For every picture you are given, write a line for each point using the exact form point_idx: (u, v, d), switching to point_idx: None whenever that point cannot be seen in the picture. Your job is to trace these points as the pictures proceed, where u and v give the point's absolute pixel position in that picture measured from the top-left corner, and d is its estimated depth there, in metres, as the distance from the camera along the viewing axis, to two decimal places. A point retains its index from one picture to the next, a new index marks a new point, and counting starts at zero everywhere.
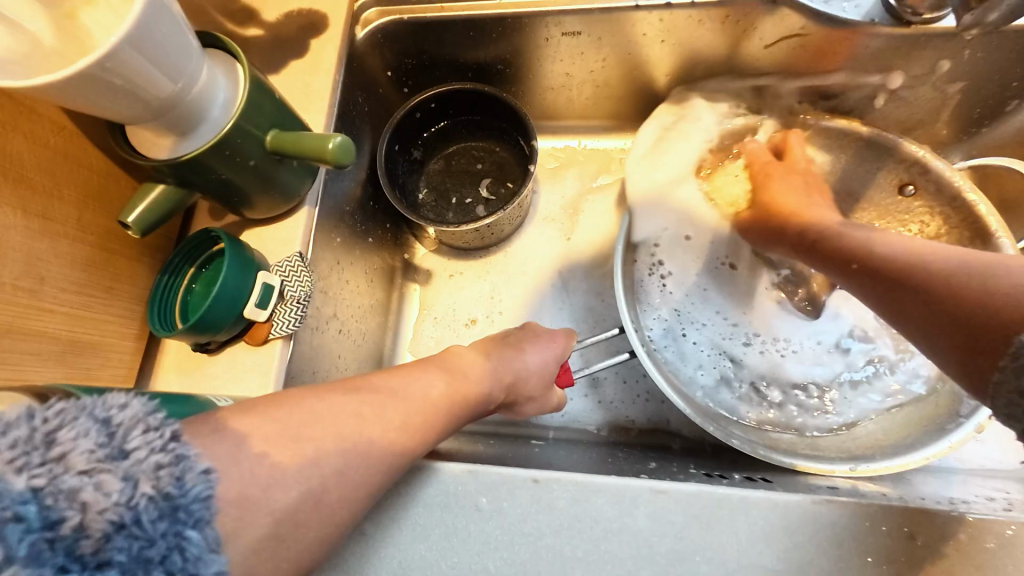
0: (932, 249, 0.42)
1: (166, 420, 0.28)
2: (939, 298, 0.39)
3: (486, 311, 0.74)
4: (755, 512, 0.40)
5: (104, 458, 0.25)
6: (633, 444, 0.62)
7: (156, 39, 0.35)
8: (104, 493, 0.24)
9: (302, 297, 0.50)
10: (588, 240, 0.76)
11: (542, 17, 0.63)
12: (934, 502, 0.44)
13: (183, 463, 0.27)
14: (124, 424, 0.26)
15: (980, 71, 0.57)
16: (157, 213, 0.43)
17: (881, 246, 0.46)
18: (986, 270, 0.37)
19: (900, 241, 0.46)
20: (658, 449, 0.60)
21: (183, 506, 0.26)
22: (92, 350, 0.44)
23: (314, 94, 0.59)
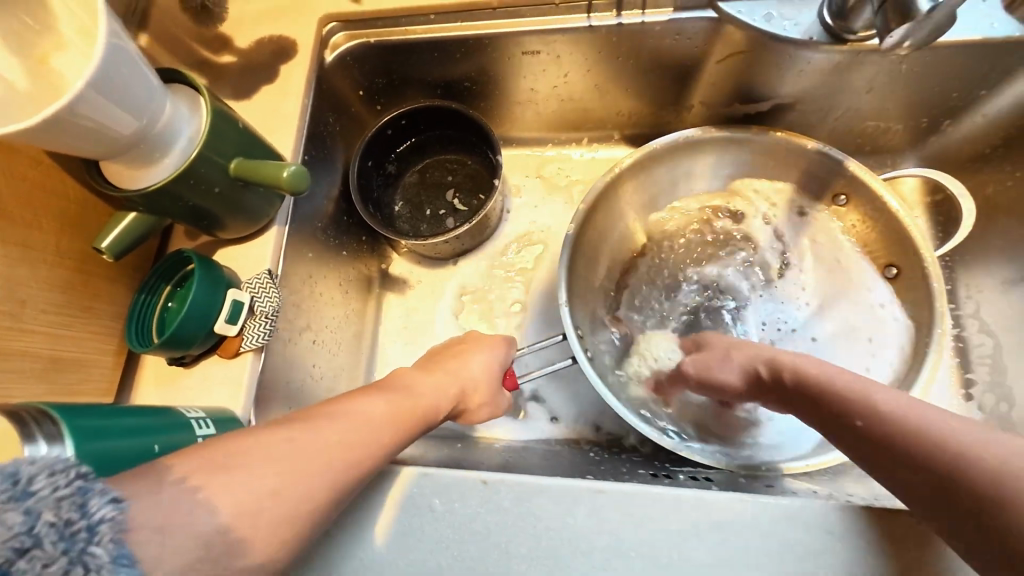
0: (927, 412, 0.38)
1: (76, 463, 0.28)
2: (938, 472, 0.35)
3: (456, 319, 0.77)
4: (684, 509, 0.43)
5: (6, 498, 0.25)
6: (595, 445, 0.65)
7: (117, 81, 0.38)
8: (6, 526, 0.25)
9: (270, 311, 0.53)
10: (554, 247, 0.79)
11: (503, 38, 0.66)
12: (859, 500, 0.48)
13: (87, 493, 0.27)
14: (29, 471, 0.26)
15: (921, 82, 0.60)
16: (129, 239, 0.46)
17: (877, 395, 0.40)
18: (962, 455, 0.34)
19: (892, 394, 0.40)
20: (619, 450, 0.63)
21: (86, 530, 0.26)
22: (72, 365, 0.47)
23: (284, 117, 0.62)
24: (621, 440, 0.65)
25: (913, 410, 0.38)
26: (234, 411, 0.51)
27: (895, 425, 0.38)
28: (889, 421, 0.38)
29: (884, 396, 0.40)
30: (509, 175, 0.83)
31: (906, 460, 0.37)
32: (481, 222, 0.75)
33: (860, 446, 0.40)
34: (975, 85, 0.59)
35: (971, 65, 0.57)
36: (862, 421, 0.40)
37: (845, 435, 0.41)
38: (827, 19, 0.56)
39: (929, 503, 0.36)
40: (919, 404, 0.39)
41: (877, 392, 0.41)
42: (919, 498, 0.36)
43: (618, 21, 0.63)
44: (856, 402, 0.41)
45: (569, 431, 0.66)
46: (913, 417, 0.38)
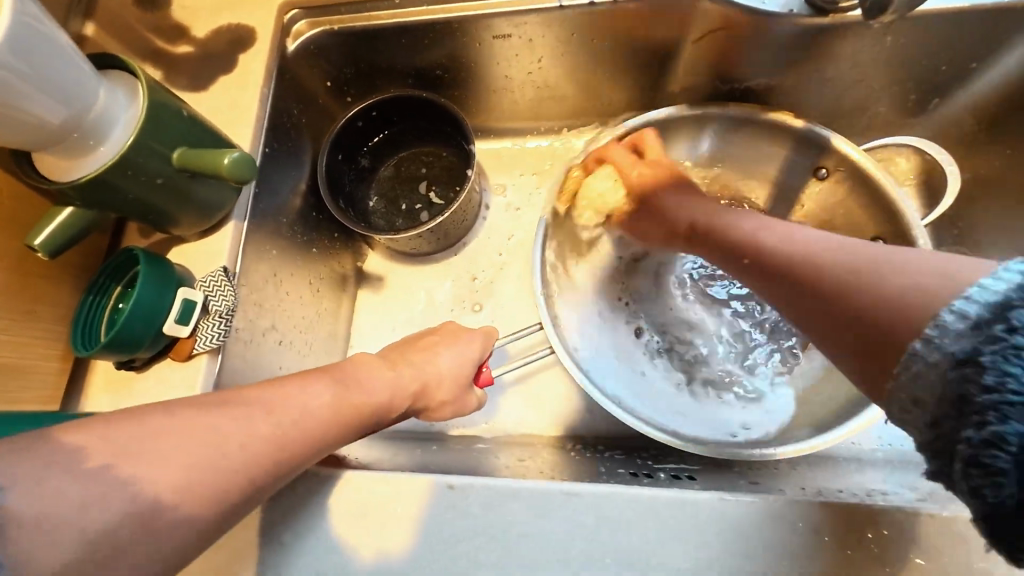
0: (815, 243, 0.42)
1: None
2: (858, 306, 0.37)
3: (434, 318, 0.74)
4: (662, 510, 0.40)
5: None
6: (577, 445, 0.62)
7: (33, 63, 0.36)
8: None
9: (225, 311, 0.50)
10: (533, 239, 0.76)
11: (472, 21, 0.64)
12: (846, 495, 0.46)
13: None
14: None
15: (909, 56, 0.57)
16: (65, 234, 0.44)
17: (764, 241, 0.46)
18: (870, 265, 0.37)
19: (779, 233, 0.45)
20: (602, 450, 0.60)
21: None
22: (8, 371, 0.44)
23: (243, 109, 0.59)
24: (605, 438, 0.62)
25: (812, 247, 0.42)
26: None
27: (805, 271, 0.41)
28: (813, 258, 0.41)
29: (802, 242, 0.43)
30: (486, 168, 0.80)
31: (829, 295, 0.39)
32: (456, 214, 0.72)
33: (813, 302, 0.40)
34: (964, 58, 0.56)
35: (959, 36, 0.54)
36: (749, 259, 0.46)
37: (768, 283, 0.44)
38: None
39: (863, 353, 0.37)
40: (842, 243, 0.41)
41: (762, 234, 0.46)
42: (828, 335, 0.39)
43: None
44: (772, 257, 0.44)
45: (550, 431, 0.63)
46: (879, 266, 0.37)
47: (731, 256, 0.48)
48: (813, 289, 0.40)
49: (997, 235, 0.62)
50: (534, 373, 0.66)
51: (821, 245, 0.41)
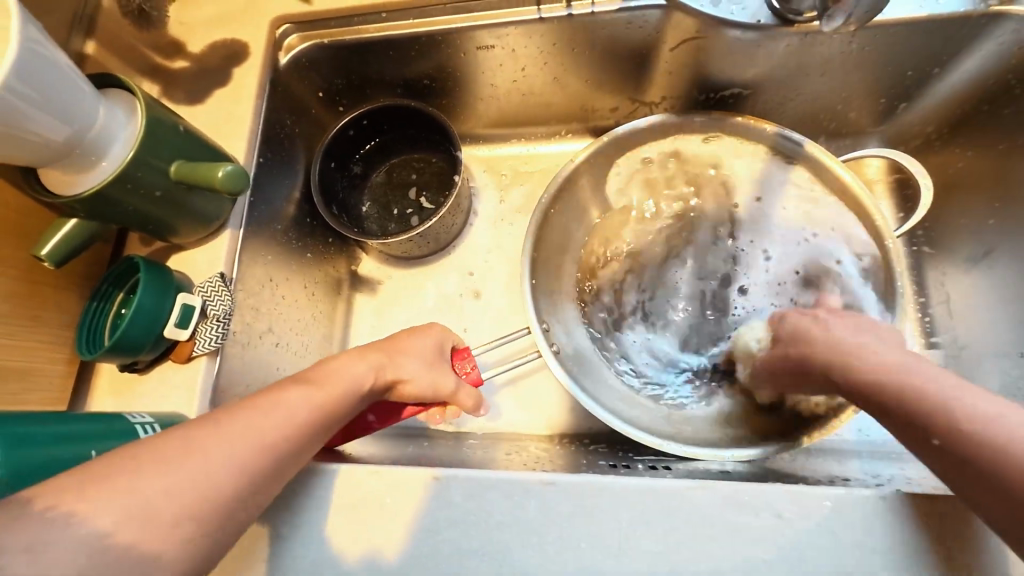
0: (965, 407, 0.36)
1: None
2: (969, 453, 0.35)
3: (426, 319, 0.77)
4: (634, 498, 0.43)
5: None
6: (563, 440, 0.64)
7: (39, 87, 0.38)
8: None
9: (223, 314, 0.53)
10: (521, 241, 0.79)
11: (456, 34, 0.66)
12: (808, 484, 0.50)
13: None
14: None
15: (874, 62, 0.59)
16: (70, 245, 0.46)
17: (910, 389, 0.39)
18: (990, 420, 0.35)
19: (942, 376, 0.39)
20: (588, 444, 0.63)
21: None
22: (18, 375, 0.47)
23: (238, 121, 0.62)
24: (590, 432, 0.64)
25: (1016, 433, 0.34)
26: (188, 416, 0.51)
27: (980, 440, 0.35)
28: (934, 406, 0.38)
29: (873, 360, 0.43)
30: (475, 173, 0.82)
31: (945, 443, 0.36)
32: (446, 218, 0.75)
33: (937, 454, 0.37)
34: (928, 64, 0.59)
35: (921, 43, 0.57)
36: (940, 439, 0.37)
37: (919, 449, 0.38)
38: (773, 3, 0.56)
39: (971, 500, 0.36)
40: (964, 382, 0.38)
41: (961, 398, 0.37)
42: (963, 475, 0.35)
43: (569, 12, 0.63)
44: (924, 405, 0.38)
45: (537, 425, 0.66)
46: (989, 435, 0.35)
47: (815, 374, 0.48)
48: (993, 470, 0.34)
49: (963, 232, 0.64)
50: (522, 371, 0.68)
51: (1015, 429, 0.34)
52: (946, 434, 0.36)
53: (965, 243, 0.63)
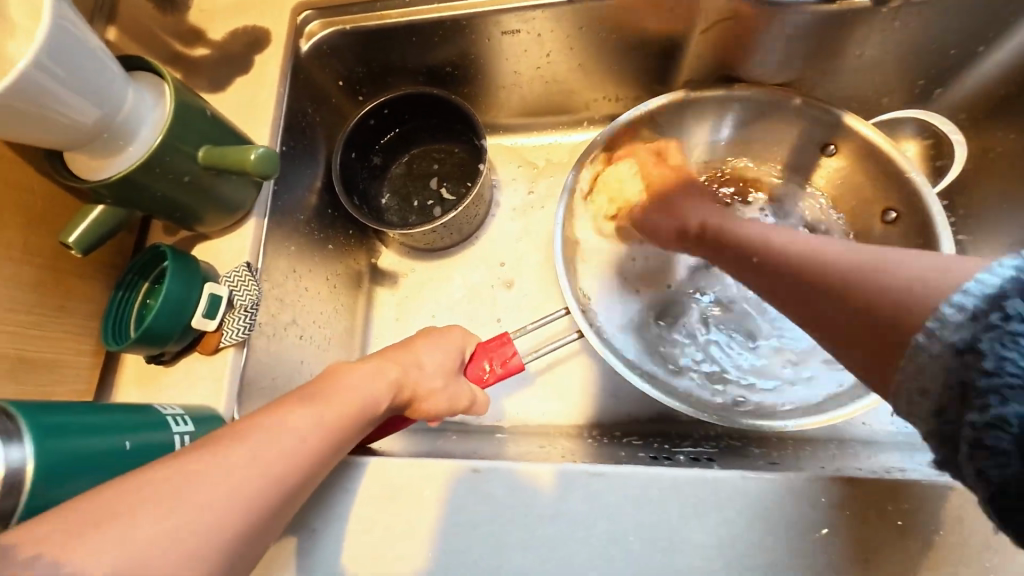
0: (823, 247, 0.39)
1: None
2: (837, 293, 0.36)
3: (449, 312, 0.75)
4: (682, 489, 0.41)
5: None
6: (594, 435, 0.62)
7: (69, 67, 0.37)
8: None
9: (250, 304, 0.52)
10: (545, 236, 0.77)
11: (481, 18, 0.65)
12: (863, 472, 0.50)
13: None
14: None
15: (916, 41, 0.58)
16: (98, 232, 0.45)
17: (778, 239, 0.44)
18: (878, 261, 0.35)
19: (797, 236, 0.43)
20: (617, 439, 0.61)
21: None
22: (44, 366, 0.45)
23: (260, 109, 0.61)
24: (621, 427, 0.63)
25: (807, 244, 0.41)
26: (216, 408, 0.49)
27: (834, 263, 0.37)
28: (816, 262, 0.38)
29: (781, 243, 0.43)
30: (496, 163, 0.81)
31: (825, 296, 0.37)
32: (470, 208, 0.73)
33: (795, 293, 0.40)
34: (972, 42, 0.57)
35: (966, 19, 0.55)
36: (757, 256, 0.44)
37: (758, 275, 0.44)
38: None
39: (868, 356, 0.35)
40: (815, 238, 0.41)
41: (774, 234, 0.44)
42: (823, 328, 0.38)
43: None
44: (780, 254, 0.42)
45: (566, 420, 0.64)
46: (857, 270, 0.35)
47: (729, 252, 0.48)
48: (811, 283, 0.38)
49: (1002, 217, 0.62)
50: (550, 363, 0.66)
51: (820, 247, 0.39)
52: (852, 287, 0.35)
53: (1007, 228, 0.61)
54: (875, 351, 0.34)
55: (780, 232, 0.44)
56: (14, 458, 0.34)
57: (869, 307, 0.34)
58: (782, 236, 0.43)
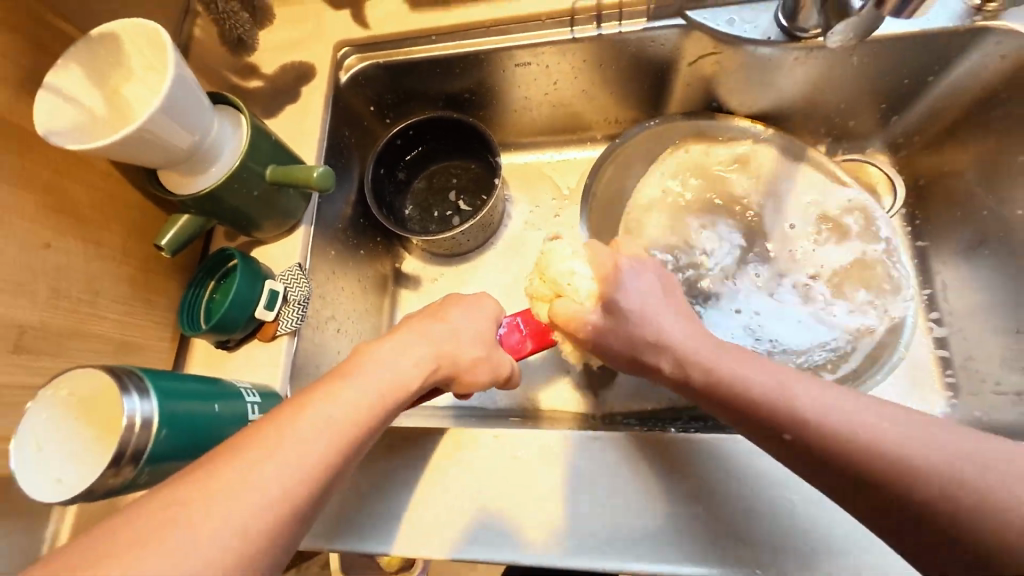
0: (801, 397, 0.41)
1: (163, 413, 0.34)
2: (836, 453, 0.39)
3: None
4: (665, 450, 0.50)
5: None
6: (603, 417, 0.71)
7: (179, 104, 0.46)
8: None
9: (302, 299, 0.61)
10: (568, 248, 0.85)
11: (497, 54, 0.74)
12: None
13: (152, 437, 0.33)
14: None
15: (874, 71, 0.67)
16: (184, 237, 0.54)
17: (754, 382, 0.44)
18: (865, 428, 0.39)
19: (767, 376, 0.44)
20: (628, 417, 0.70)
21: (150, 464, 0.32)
22: (136, 349, 0.54)
23: (306, 132, 0.70)
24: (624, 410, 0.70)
25: (827, 412, 0.40)
26: (274, 386, 0.58)
27: (859, 452, 0.38)
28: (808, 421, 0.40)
29: (751, 383, 0.44)
30: (507, 178, 0.90)
31: (824, 454, 0.39)
32: (484, 219, 0.82)
33: (803, 460, 0.41)
34: (923, 73, 0.65)
35: (918, 53, 0.63)
36: (792, 435, 0.41)
37: (789, 453, 0.41)
38: (782, 21, 0.63)
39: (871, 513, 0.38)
40: (811, 389, 0.42)
41: (795, 390, 0.42)
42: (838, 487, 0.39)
43: (599, 32, 0.70)
44: (802, 430, 0.40)
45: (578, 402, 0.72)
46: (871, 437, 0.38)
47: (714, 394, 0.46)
48: (826, 457, 0.39)
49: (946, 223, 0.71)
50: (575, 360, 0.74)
51: (845, 428, 0.39)
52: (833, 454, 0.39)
53: (961, 234, 0.69)
54: (916, 530, 0.36)
55: (830, 399, 0.41)
56: (145, 411, 0.41)
57: (888, 485, 0.37)
58: (803, 394, 0.42)
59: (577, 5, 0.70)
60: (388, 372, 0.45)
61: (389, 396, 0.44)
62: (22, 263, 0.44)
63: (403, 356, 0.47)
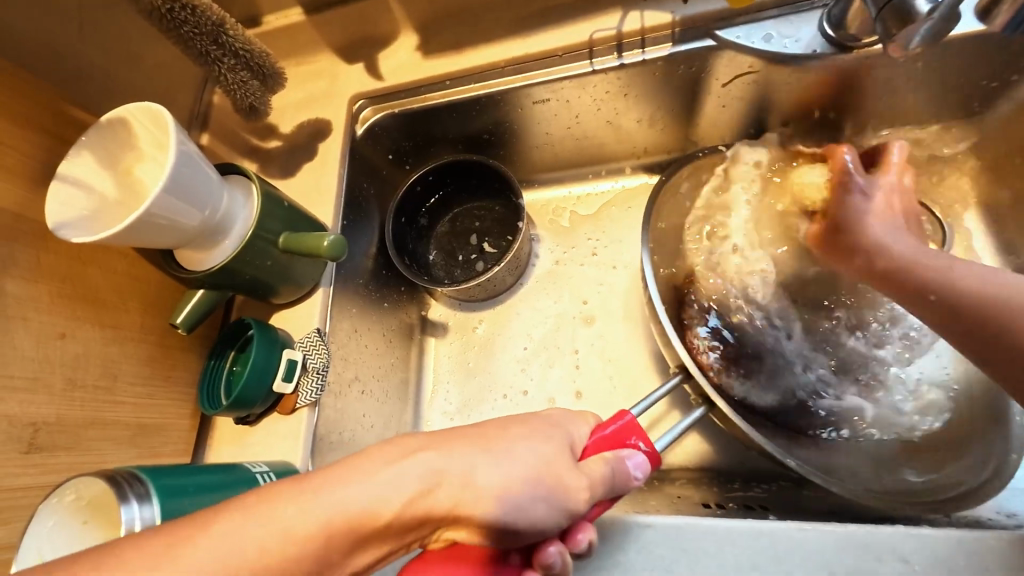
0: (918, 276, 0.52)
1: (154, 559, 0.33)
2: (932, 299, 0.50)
3: (521, 364, 0.77)
4: (734, 542, 0.41)
5: None
6: (704, 503, 0.55)
7: (183, 182, 0.45)
8: None
9: (321, 367, 0.58)
10: (614, 291, 0.79)
11: (515, 93, 0.70)
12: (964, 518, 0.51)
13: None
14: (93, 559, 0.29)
15: (944, 75, 0.59)
16: (199, 311, 0.53)
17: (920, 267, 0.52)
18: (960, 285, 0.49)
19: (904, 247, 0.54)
20: (740, 509, 0.54)
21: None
22: (155, 431, 0.52)
23: (324, 190, 0.69)
24: (691, 479, 0.60)
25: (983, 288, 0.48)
26: (294, 464, 0.55)
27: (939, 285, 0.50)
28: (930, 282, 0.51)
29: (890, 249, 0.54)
30: (532, 215, 0.85)
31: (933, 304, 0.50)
32: (510, 262, 0.77)
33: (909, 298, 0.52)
34: (1005, 72, 0.57)
35: (998, 50, 0.55)
36: (935, 295, 0.50)
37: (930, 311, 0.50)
38: (828, 32, 0.57)
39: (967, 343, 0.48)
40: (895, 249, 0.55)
41: (933, 272, 0.51)
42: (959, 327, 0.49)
43: (620, 61, 0.65)
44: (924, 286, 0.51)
45: (675, 482, 0.60)
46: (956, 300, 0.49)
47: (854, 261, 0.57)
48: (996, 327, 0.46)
49: None
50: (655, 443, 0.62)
51: (988, 283, 0.48)
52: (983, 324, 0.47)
53: None
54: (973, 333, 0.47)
55: (900, 241, 0.55)
56: (146, 518, 0.39)
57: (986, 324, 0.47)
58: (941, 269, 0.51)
59: (595, 36, 0.65)
60: (354, 498, 0.34)
61: (341, 537, 0.33)
62: (37, 358, 0.43)
63: (391, 482, 0.35)
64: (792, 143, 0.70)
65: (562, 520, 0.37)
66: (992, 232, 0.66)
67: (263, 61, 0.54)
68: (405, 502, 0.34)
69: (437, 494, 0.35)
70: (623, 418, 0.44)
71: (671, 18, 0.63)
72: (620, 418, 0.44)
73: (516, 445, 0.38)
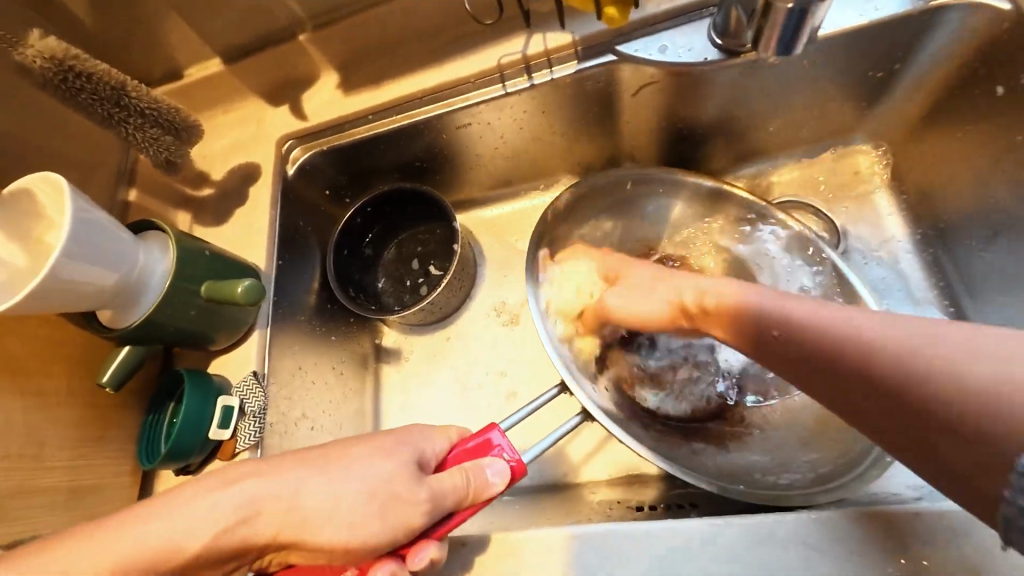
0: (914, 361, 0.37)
1: None
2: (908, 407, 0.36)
3: (470, 383, 0.78)
4: (654, 543, 0.42)
5: None
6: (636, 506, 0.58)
7: (88, 245, 0.46)
8: None
9: (258, 411, 0.58)
10: None
11: (436, 120, 0.72)
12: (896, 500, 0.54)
13: None
14: None
15: (834, 67, 0.62)
16: (124, 370, 0.54)
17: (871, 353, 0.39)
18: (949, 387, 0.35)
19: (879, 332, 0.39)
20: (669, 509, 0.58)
21: None
22: (92, 491, 0.52)
23: (257, 231, 0.70)
24: (636, 480, 0.62)
25: (821, 312, 0.43)
26: None
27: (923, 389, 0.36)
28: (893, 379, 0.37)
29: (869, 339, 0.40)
30: (475, 235, 0.86)
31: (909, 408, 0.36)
32: (452, 285, 0.78)
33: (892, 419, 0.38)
34: (890, 61, 0.60)
35: (877, 43, 0.58)
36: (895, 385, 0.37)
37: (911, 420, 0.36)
38: (716, 40, 0.60)
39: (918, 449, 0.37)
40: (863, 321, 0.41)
41: (787, 303, 0.45)
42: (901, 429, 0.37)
43: (531, 82, 0.67)
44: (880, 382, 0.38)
45: (620, 486, 0.61)
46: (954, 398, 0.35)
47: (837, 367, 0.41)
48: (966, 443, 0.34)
49: (949, 214, 0.64)
50: (593, 449, 0.64)
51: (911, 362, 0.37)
52: (898, 384, 0.37)
53: (971, 225, 0.62)
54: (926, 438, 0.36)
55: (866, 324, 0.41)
56: None
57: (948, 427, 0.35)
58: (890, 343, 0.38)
59: (503, 61, 0.67)
60: (177, 517, 0.39)
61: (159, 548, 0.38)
62: None
63: (216, 499, 0.40)
64: (709, 142, 0.73)
65: (398, 530, 0.39)
66: (905, 210, 0.69)
67: (174, 117, 0.56)
68: (223, 517, 0.39)
69: (265, 507, 0.39)
70: (490, 430, 0.46)
71: (570, 38, 0.65)
72: (484, 432, 0.45)
73: (358, 463, 0.41)
